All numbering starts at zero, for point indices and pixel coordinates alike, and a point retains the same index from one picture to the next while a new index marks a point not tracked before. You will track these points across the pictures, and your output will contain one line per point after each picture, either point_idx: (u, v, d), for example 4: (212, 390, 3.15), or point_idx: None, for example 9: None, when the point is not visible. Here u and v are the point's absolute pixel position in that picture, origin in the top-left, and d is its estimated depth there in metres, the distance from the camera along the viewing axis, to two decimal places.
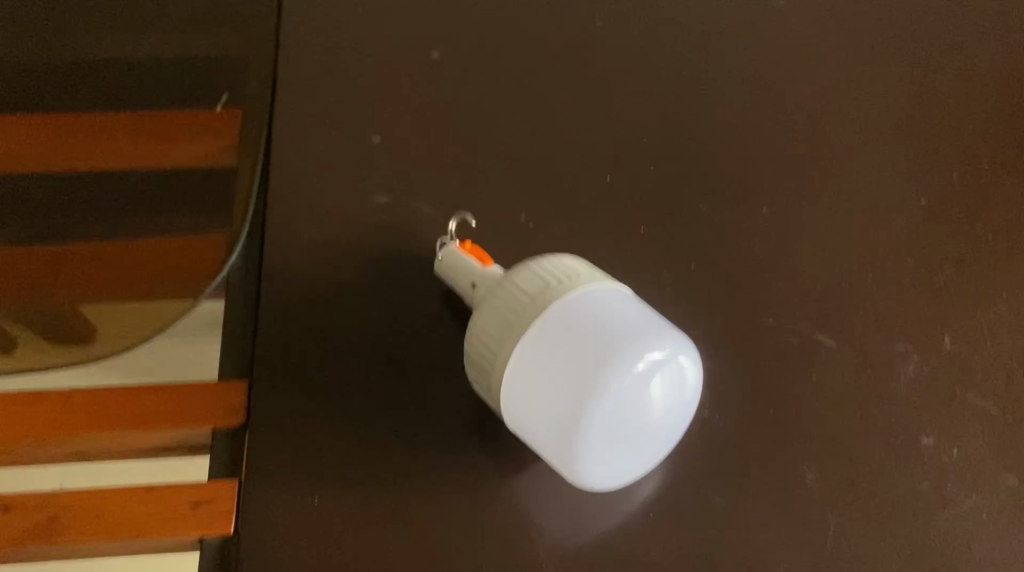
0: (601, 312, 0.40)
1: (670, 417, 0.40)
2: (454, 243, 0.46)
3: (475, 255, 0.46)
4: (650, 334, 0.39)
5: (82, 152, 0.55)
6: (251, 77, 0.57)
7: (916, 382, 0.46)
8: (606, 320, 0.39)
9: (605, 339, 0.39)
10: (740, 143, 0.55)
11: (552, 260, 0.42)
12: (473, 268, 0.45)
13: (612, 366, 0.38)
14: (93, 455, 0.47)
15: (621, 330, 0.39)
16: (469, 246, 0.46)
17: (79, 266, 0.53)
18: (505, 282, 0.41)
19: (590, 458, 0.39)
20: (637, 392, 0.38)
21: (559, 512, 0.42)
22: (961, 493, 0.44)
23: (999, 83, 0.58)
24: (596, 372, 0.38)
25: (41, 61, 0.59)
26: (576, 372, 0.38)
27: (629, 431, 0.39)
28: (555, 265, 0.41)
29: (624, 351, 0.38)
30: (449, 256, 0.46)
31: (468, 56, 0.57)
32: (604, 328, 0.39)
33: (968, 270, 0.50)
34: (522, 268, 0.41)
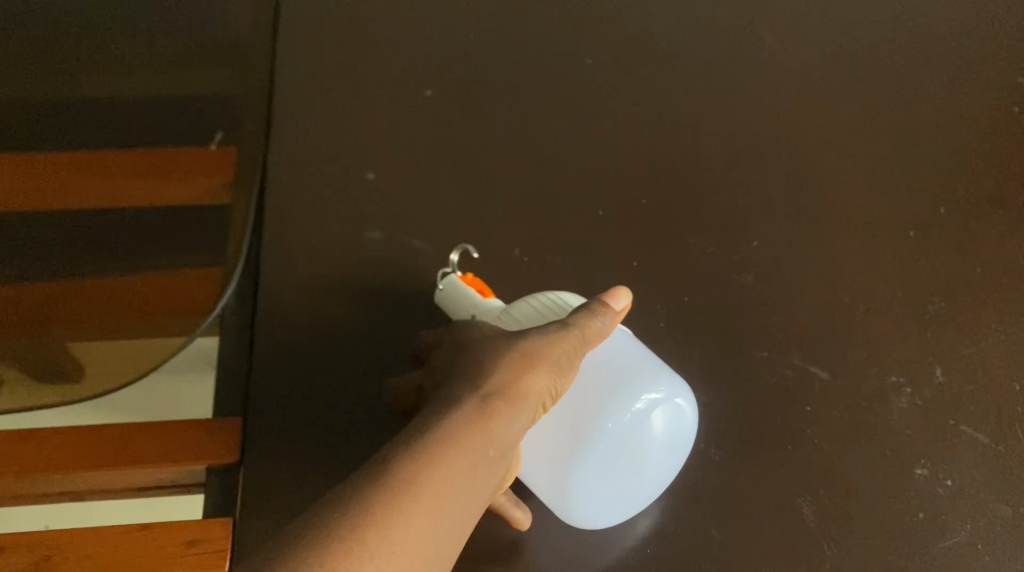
0: (602, 354, 0.40)
1: (665, 461, 0.40)
2: (458, 274, 0.46)
3: (478, 287, 0.46)
4: (649, 376, 0.39)
5: (74, 187, 0.54)
6: (246, 115, 0.58)
7: (909, 414, 0.47)
8: (607, 364, 0.40)
9: (603, 380, 0.39)
10: (732, 177, 0.55)
11: (554, 295, 0.43)
12: (472, 297, 0.45)
13: (612, 406, 0.38)
14: (84, 495, 0.48)
15: (620, 371, 0.40)
16: (472, 277, 0.46)
17: (65, 302, 0.52)
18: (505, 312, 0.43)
19: (583, 499, 0.39)
20: (631, 437, 0.38)
21: (555, 544, 0.43)
22: (957, 523, 0.44)
23: (988, 118, 0.58)
24: (594, 411, 0.38)
25: (23, 83, 0.56)
26: (576, 410, 0.39)
27: (625, 473, 0.39)
28: (554, 299, 0.43)
29: (625, 391, 0.38)
30: (450, 285, 0.46)
31: (463, 94, 0.58)
32: (604, 370, 0.40)
33: (957, 303, 0.51)
34: (523, 301, 0.43)
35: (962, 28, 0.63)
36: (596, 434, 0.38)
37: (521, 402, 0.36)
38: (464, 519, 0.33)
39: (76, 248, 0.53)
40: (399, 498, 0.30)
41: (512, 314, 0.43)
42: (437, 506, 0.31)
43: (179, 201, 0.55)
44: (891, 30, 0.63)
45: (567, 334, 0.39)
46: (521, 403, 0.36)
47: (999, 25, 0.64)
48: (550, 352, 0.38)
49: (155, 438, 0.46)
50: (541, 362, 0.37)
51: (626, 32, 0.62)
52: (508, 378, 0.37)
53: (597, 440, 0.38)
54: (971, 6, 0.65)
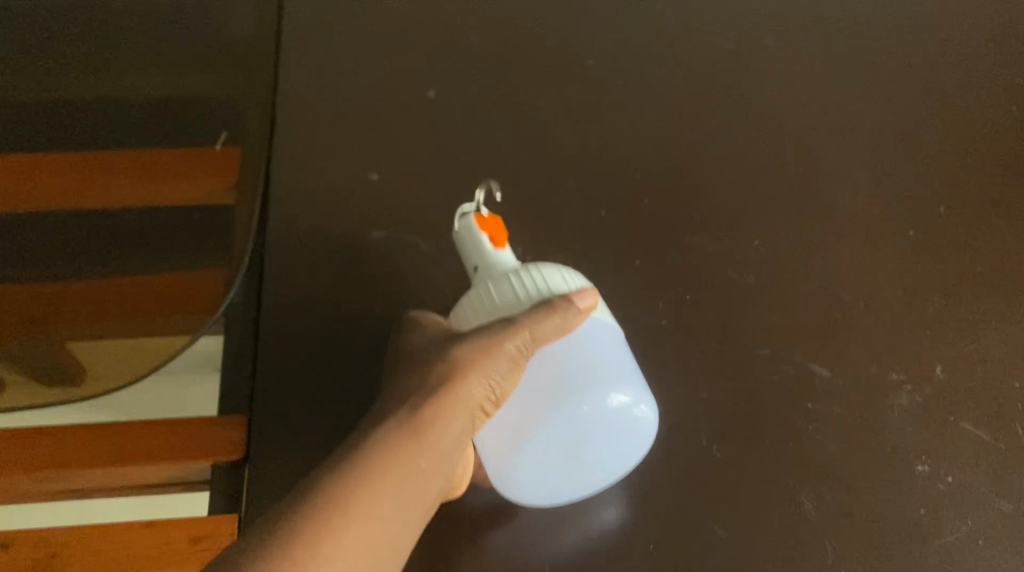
0: (569, 343, 0.41)
1: (611, 461, 0.41)
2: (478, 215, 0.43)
3: (495, 233, 0.43)
4: (605, 377, 0.39)
5: (79, 188, 0.55)
6: (249, 113, 0.58)
7: (910, 412, 0.47)
8: (569, 355, 0.40)
9: (572, 368, 0.40)
10: (733, 176, 0.55)
11: (545, 272, 0.42)
12: (485, 250, 0.43)
13: (558, 403, 0.38)
14: (89, 492, 0.48)
15: (579, 368, 0.40)
16: (490, 220, 0.43)
17: (70, 304, 0.53)
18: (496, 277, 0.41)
19: (532, 472, 0.40)
20: (586, 426, 0.39)
21: (554, 529, 0.43)
22: (957, 519, 0.44)
23: (985, 118, 0.58)
24: (544, 406, 0.39)
25: (42, 92, 0.59)
26: (529, 401, 0.39)
27: (569, 461, 0.40)
28: (542, 279, 0.41)
29: (575, 390, 0.39)
30: (467, 226, 0.43)
31: (466, 94, 0.58)
32: (565, 363, 0.40)
33: (957, 301, 0.51)
34: (511, 272, 0.42)
35: (962, 28, 0.64)
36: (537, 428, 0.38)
37: (454, 408, 0.39)
38: (390, 535, 0.36)
39: (83, 249, 0.54)
40: (314, 530, 0.34)
41: (494, 285, 0.41)
42: (354, 530, 0.35)
43: (182, 201, 0.56)
44: (890, 30, 0.63)
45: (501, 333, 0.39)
46: (450, 413, 0.39)
47: (1001, 23, 0.64)
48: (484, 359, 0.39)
49: (161, 436, 0.47)
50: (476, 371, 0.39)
51: (627, 33, 0.62)
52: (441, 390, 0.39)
53: (538, 434, 0.38)
54: (972, 5, 0.65)
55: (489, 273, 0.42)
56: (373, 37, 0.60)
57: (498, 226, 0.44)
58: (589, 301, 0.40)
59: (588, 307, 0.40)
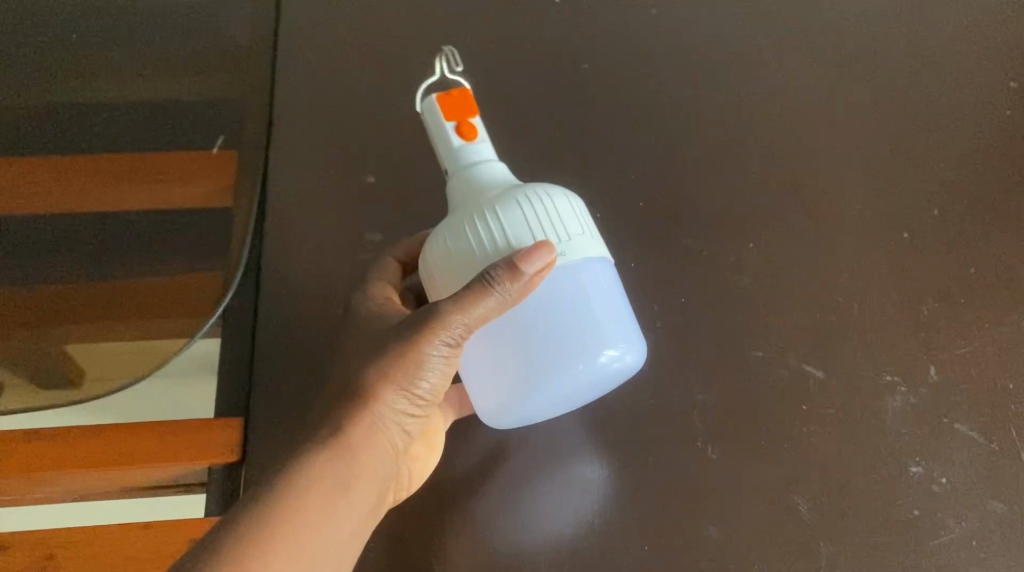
0: (550, 292, 0.40)
1: (593, 392, 0.43)
2: (439, 101, 0.43)
3: (460, 116, 0.43)
4: (584, 344, 0.40)
5: (79, 195, 0.55)
6: (247, 119, 0.58)
7: (904, 413, 0.47)
8: (551, 308, 0.40)
9: (560, 324, 0.40)
10: (728, 177, 0.56)
11: (506, 215, 0.39)
12: (453, 143, 0.43)
13: (536, 370, 0.40)
14: (89, 493, 0.49)
15: (559, 329, 0.40)
16: (454, 105, 0.43)
17: (68, 306, 0.52)
18: (463, 188, 0.42)
19: (519, 418, 0.42)
20: (574, 385, 0.41)
21: (551, 510, 0.45)
22: (951, 521, 0.44)
23: (980, 120, 0.58)
24: (535, 372, 0.40)
25: (39, 96, 0.59)
26: (515, 362, 0.40)
27: (555, 405, 0.42)
28: (502, 226, 0.39)
29: (554, 358, 0.40)
30: (431, 114, 0.43)
31: (462, 98, 0.58)
32: (546, 318, 0.40)
33: (952, 301, 0.51)
34: (474, 217, 0.40)
35: (964, 22, 0.63)
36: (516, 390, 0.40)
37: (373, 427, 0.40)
38: (321, 553, 0.37)
39: (82, 253, 0.54)
40: (250, 553, 0.34)
41: (455, 238, 0.40)
42: (288, 551, 0.35)
43: (178, 205, 0.56)
44: (889, 28, 0.63)
45: (423, 331, 0.38)
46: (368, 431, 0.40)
47: (1003, 17, 0.63)
48: (407, 361, 0.39)
49: (159, 438, 0.47)
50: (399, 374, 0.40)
51: (624, 36, 0.62)
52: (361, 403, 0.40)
53: (530, 398, 0.40)
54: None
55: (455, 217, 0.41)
56: (370, 42, 0.61)
57: (462, 100, 0.43)
58: (540, 263, 0.37)
59: (538, 272, 0.37)
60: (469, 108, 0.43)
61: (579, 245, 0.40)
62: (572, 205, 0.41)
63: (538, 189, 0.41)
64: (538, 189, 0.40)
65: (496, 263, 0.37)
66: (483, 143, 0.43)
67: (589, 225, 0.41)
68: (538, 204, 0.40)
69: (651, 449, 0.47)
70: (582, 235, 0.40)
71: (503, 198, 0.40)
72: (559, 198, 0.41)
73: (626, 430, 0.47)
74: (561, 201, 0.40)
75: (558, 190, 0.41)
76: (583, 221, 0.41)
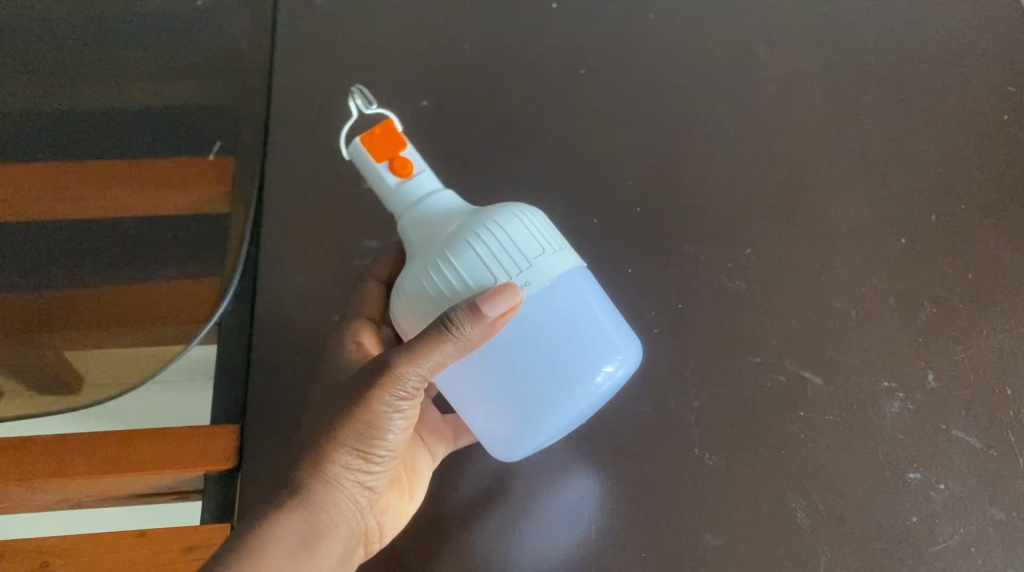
0: (534, 316, 0.39)
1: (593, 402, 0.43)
2: (365, 146, 0.41)
3: (390, 154, 0.41)
4: (581, 367, 0.40)
5: (76, 200, 0.55)
6: (244, 125, 0.58)
7: (902, 419, 0.47)
8: (540, 332, 0.40)
9: (563, 343, 0.40)
10: (725, 183, 0.56)
11: (461, 262, 0.38)
12: (391, 184, 0.41)
13: (539, 400, 0.40)
14: (84, 501, 0.49)
15: (552, 352, 0.40)
16: (383, 147, 0.41)
17: (66, 314, 0.53)
18: (422, 228, 0.40)
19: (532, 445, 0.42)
20: (590, 400, 0.41)
21: (545, 524, 0.45)
22: (949, 527, 0.44)
23: (976, 126, 0.58)
24: (551, 396, 0.40)
25: (39, 104, 0.59)
26: (523, 389, 0.40)
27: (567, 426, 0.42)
28: (459, 271, 0.38)
29: (555, 386, 0.39)
30: (361, 158, 0.41)
31: (459, 105, 0.59)
32: (537, 344, 0.40)
33: (950, 307, 0.50)
34: (431, 265, 0.39)
35: (963, 24, 0.63)
36: (523, 421, 0.40)
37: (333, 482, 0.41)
38: None
39: (80, 258, 0.54)
40: None
41: (418, 295, 0.39)
42: None
43: (175, 211, 0.56)
44: (887, 31, 0.62)
45: (374, 389, 0.39)
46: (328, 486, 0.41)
47: (1003, 21, 0.63)
48: (360, 419, 0.40)
49: (152, 447, 0.46)
50: (352, 432, 0.40)
51: (622, 39, 0.62)
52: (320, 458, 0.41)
53: (550, 422, 0.40)
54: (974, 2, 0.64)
55: (413, 272, 0.40)
56: (368, 47, 0.61)
57: (388, 136, 0.41)
58: (503, 305, 0.36)
59: (502, 315, 0.36)
60: (398, 143, 0.41)
61: (542, 266, 0.38)
62: (530, 227, 0.39)
63: (486, 216, 0.39)
64: (487, 217, 0.39)
65: (457, 306, 0.36)
66: (421, 172, 0.42)
67: (549, 237, 0.40)
68: (491, 237, 0.38)
69: (648, 456, 0.47)
70: (543, 253, 0.39)
71: (456, 238, 0.39)
72: (514, 222, 0.39)
73: (623, 437, 0.47)
74: (512, 224, 0.39)
75: (509, 209, 0.39)
76: (547, 241, 0.40)
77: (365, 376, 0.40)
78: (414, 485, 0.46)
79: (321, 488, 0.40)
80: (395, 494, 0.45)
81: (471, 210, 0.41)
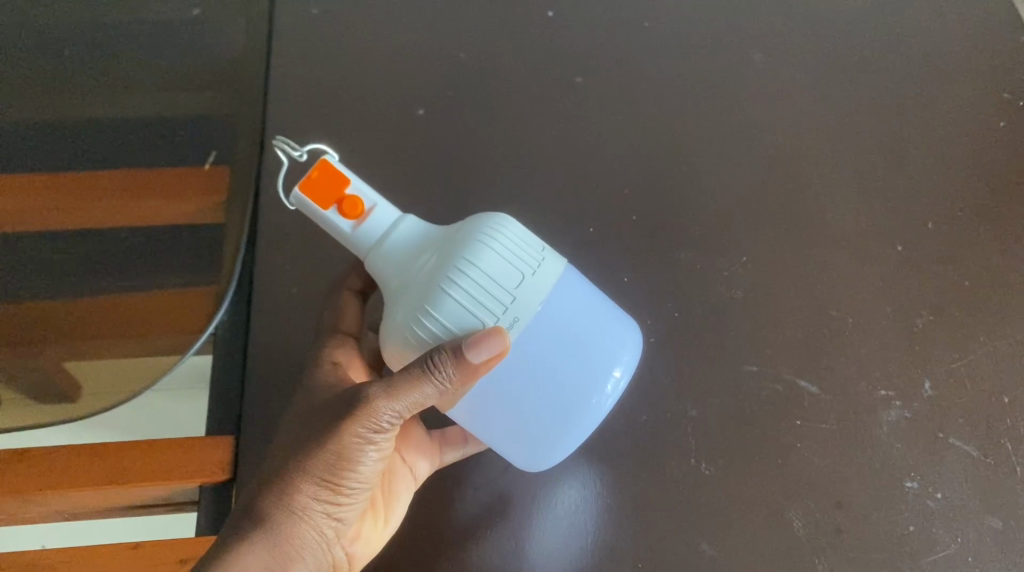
0: (538, 334, 0.38)
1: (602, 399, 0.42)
2: (303, 197, 0.38)
3: (335, 196, 0.38)
4: (595, 376, 0.39)
5: (75, 209, 0.55)
6: (240, 135, 0.58)
7: (898, 428, 0.47)
8: (548, 349, 0.39)
9: (572, 351, 0.39)
10: (721, 191, 0.56)
11: (440, 312, 0.36)
12: (348, 226, 0.39)
13: (559, 416, 0.39)
14: (79, 513, 0.49)
15: (565, 363, 0.39)
16: (322, 192, 0.38)
17: (61, 323, 0.52)
18: (395, 266, 0.38)
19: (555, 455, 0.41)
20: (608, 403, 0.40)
21: (541, 536, 0.45)
22: (947, 536, 0.44)
23: (973, 133, 0.57)
24: (572, 406, 0.39)
25: (32, 113, 0.58)
26: (542, 403, 0.39)
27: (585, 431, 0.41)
28: (444, 318, 0.36)
29: (572, 399, 0.39)
30: (305, 208, 0.38)
31: (453, 115, 0.59)
32: (547, 362, 0.39)
33: (946, 315, 0.50)
34: (411, 311, 0.37)
35: (958, 31, 0.63)
36: (543, 437, 0.40)
37: (304, 511, 0.39)
38: None
39: (77, 267, 0.53)
40: None
41: (404, 343, 0.38)
42: None
43: (172, 221, 0.56)
44: (882, 37, 0.62)
45: (346, 420, 0.38)
46: (300, 514, 0.39)
47: (997, 27, 0.63)
48: (331, 451, 0.39)
49: (147, 459, 0.46)
50: (323, 465, 0.39)
51: (616, 47, 0.62)
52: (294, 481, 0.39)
53: (573, 433, 0.40)
54: (968, 8, 0.64)
55: (393, 320, 0.38)
56: (363, 59, 0.61)
57: (327, 178, 0.38)
58: (488, 350, 0.35)
59: (486, 360, 0.35)
60: (341, 181, 0.38)
61: (526, 295, 0.37)
62: (503, 246, 0.37)
63: (456, 256, 0.36)
64: (459, 256, 0.36)
65: (439, 353, 0.35)
66: (373, 207, 0.39)
67: (527, 257, 0.38)
68: (467, 271, 0.36)
69: (646, 466, 0.47)
70: (524, 280, 0.37)
71: (432, 280, 0.36)
72: (487, 248, 0.37)
73: (619, 446, 0.47)
74: (484, 258, 0.36)
75: (479, 237, 0.37)
76: (525, 256, 0.38)
77: (336, 409, 0.39)
78: (391, 508, 0.44)
79: (292, 515, 0.39)
80: (369, 521, 0.43)
81: (441, 240, 0.38)
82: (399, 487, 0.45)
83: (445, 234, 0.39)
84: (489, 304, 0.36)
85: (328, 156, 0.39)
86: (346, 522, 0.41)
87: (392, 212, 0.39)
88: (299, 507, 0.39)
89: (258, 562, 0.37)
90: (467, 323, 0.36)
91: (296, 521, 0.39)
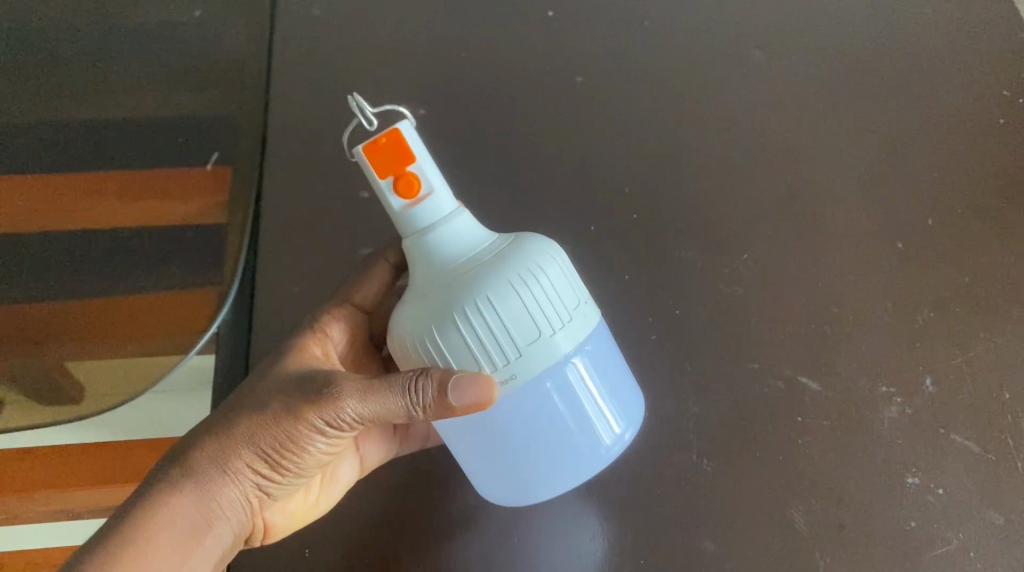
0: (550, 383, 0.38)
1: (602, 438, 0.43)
2: (370, 157, 0.38)
3: (395, 168, 0.38)
4: (592, 430, 0.40)
5: (77, 211, 0.56)
6: (241, 137, 0.58)
7: (899, 424, 0.47)
8: (553, 399, 0.39)
9: (567, 415, 0.39)
10: (721, 189, 0.56)
11: (446, 340, 0.37)
12: (397, 201, 0.39)
13: (542, 467, 0.40)
14: None
15: (559, 424, 0.39)
16: (387, 157, 0.38)
17: (63, 322, 0.54)
18: (427, 264, 0.39)
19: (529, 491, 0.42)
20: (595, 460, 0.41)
21: (545, 531, 0.46)
22: (949, 532, 0.44)
23: (973, 130, 0.57)
24: (558, 462, 0.40)
25: (40, 118, 0.59)
26: (531, 453, 0.40)
27: None
28: (448, 344, 0.37)
29: (560, 453, 0.40)
30: (365, 170, 0.38)
31: (453, 116, 0.59)
32: (552, 412, 0.39)
33: (946, 311, 0.50)
34: (423, 322, 0.37)
35: (956, 29, 0.62)
36: (525, 469, 0.40)
37: (239, 479, 0.41)
38: None
39: (77, 268, 0.54)
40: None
41: (410, 348, 0.38)
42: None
43: (173, 222, 0.56)
44: (880, 36, 0.62)
45: (308, 406, 0.39)
46: (236, 480, 0.41)
47: (995, 25, 0.62)
48: (285, 433, 0.40)
49: None
50: (273, 443, 0.40)
51: (615, 47, 0.62)
52: (242, 450, 0.40)
53: (552, 482, 0.41)
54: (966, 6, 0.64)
55: (407, 315, 0.38)
56: (362, 57, 0.61)
57: (394, 149, 0.38)
58: (470, 400, 0.36)
59: (466, 405, 0.36)
60: (404, 156, 0.38)
61: (534, 355, 0.36)
62: (533, 300, 0.36)
63: (483, 290, 0.36)
64: (484, 293, 0.36)
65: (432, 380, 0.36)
66: (429, 193, 0.39)
67: (555, 314, 0.37)
68: (485, 315, 0.36)
69: (647, 462, 0.47)
70: (539, 340, 0.36)
71: (451, 306, 0.36)
72: (516, 299, 0.36)
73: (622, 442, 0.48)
74: (507, 305, 0.36)
75: (515, 278, 0.36)
76: (556, 314, 0.37)
77: (303, 388, 0.40)
78: (326, 494, 0.47)
79: (230, 481, 0.40)
80: (299, 494, 0.45)
81: (482, 259, 0.38)
82: (342, 470, 0.48)
83: (489, 252, 0.38)
84: (494, 352, 0.36)
85: (403, 125, 0.38)
86: (274, 497, 0.43)
87: (444, 199, 0.39)
88: (234, 472, 0.40)
89: (185, 517, 0.39)
90: (466, 357, 0.36)
91: (228, 487, 0.40)
